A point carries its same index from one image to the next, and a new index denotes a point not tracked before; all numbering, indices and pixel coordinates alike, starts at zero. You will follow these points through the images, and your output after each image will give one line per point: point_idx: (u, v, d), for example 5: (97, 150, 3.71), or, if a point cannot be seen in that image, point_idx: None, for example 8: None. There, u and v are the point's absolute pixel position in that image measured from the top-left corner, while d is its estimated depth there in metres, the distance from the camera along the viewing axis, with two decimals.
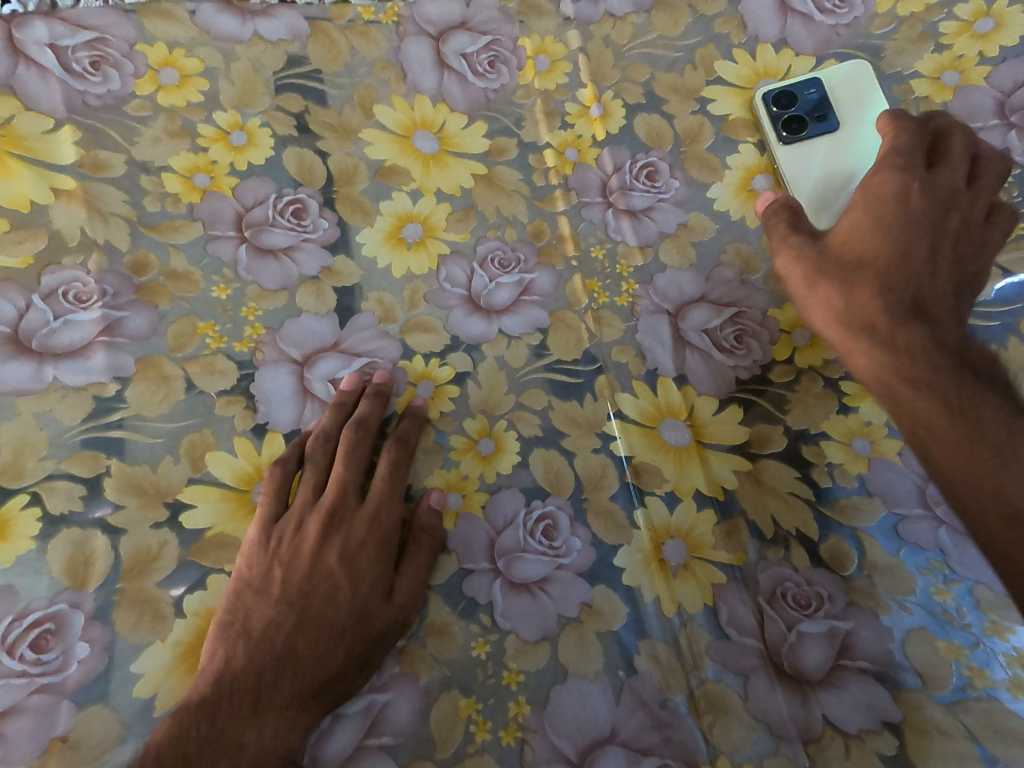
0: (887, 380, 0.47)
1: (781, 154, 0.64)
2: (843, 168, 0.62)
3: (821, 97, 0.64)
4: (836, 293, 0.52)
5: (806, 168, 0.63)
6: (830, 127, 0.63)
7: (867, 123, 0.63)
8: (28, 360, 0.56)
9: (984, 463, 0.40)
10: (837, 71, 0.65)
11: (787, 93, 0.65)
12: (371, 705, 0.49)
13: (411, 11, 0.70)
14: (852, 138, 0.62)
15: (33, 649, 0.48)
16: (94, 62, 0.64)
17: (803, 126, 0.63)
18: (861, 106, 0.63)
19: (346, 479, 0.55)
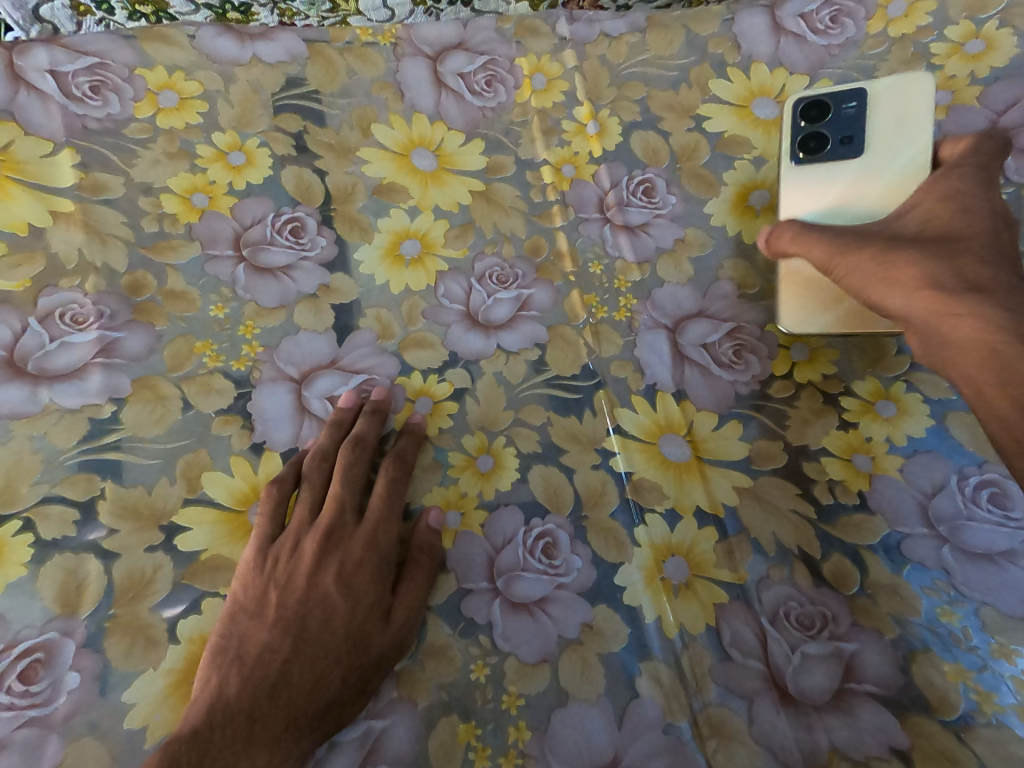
0: (966, 350, 0.45)
1: (788, 174, 0.61)
2: (847, 199, 0.58)
3: (856, 117, 0.58)
4: (901, 266, 0.49)
5: (810, 193, 0.60)
6: (850, 152, 0.58)
7: (895, 157, 0.57)
8: (23, 383, 0.56)
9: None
10: (889, 86, 0.58)
11: (821, 102, 0.60)
12: (368, 732, 0.48)
13: (407, 33, 0.71)
14: (871, 171, 0.58)
15: (22, 679, 0.47)
16: (94, 87, 0.65)
17: (822, 144, 0.59)
18: (897, 135, 0.57)
19: (342, 498, 0.55)
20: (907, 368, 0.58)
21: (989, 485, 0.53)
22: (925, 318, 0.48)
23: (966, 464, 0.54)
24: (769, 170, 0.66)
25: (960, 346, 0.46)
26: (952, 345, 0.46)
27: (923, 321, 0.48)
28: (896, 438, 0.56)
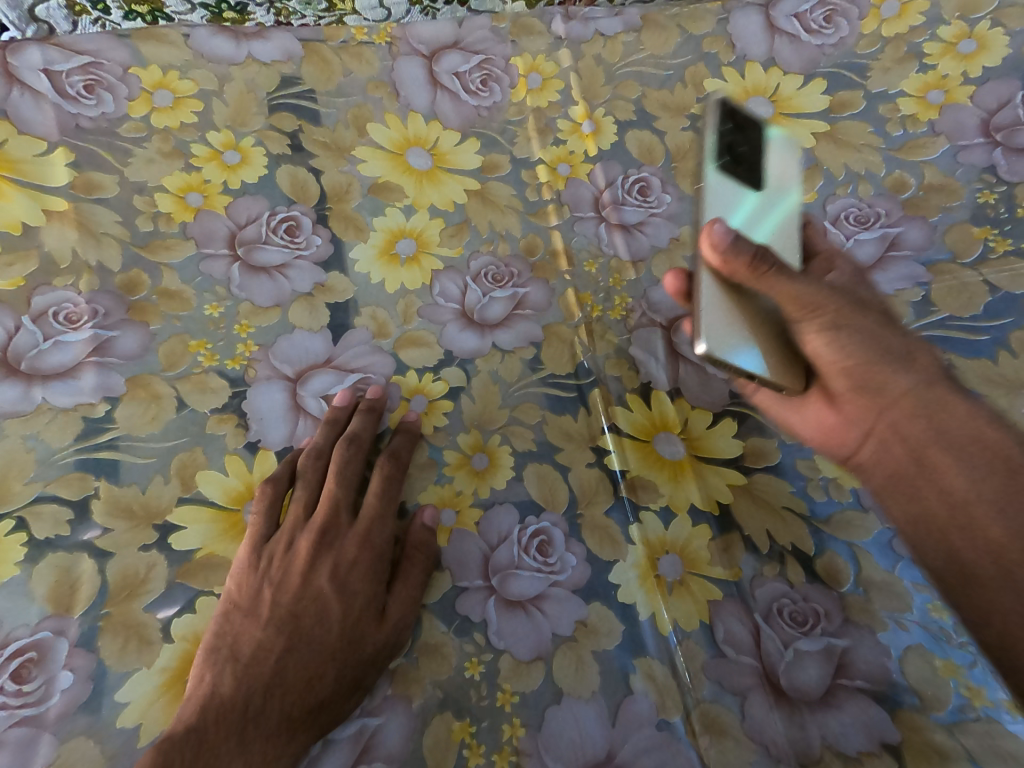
0: (978, 458, 0.41)
1: (709, 177, 0.46)
2: (760, 228, 0.47)
3: (755, 139, 0.48)
4: (902, 355, 0.45)
5: (731, 206, 0.46)
6: (757, 177, 0.48)
7: (784, 197, 0.49)
8: (17, 382, 0.56)
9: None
10: (775, 119, 0.50)
11: (731, 105, 0.47)
12: (362, 730, 0.48)
13: (403, 33, 0.71)
14: (772, 204, 0.48)
15: (14, 679, 0.47)
16: (89, 86, 0.65)
17: (734, 158, 0.47)
18: (784, 174, 0.50)
19: (337, 497, 0.55)
20: None
21: None
22: (920, 412, 0.43)
23: None
24: None
25: (966, 450, 0.41)
26: (955, 449, 0.42)
27: (919, 414, 0.43)
28: None
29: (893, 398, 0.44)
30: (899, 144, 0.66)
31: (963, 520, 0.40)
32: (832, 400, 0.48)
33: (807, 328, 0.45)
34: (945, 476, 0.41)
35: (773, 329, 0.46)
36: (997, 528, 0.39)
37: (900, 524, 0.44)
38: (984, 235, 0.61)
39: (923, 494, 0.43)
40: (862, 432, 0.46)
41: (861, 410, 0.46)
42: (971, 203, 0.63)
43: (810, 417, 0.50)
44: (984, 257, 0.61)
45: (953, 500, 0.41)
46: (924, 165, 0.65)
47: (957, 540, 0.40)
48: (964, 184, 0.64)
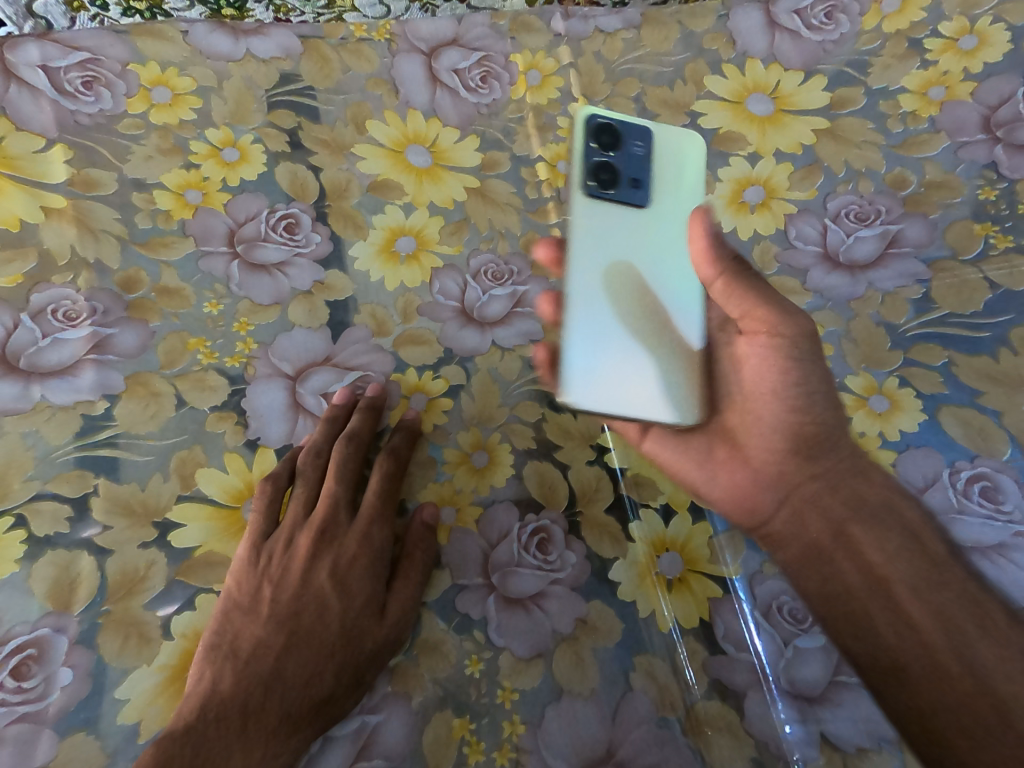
0: (891, 530, 0.42)
1: (579, 203, 0.49)
2: (639, 250, 0.50)
3: (644, 159, 0.51)
4: (834, 418, 0.45)
5: (602, 231, 0.49)
6: (641, 199, 0.50)
7: (677, 213, 0.51)
8: (16, 379, 0.56)
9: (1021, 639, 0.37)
10: (672, 137, 0.52)
11: (614, 129, 0.50)
12: (362, 727, 0.48)
13: (402, 30, 0.71)
14: (656, 222, 0.50)
15: (14, 676, 0.47)
16: (87, 83, 0.65)
17: (614, 180, 0.50)
18: (676, 189, 0.52)
19: (337, 495, 0.55)
20: (898, 364, 0.58)
21: (981, 480, 0.53)
22: (841, 484, 0.44)
23: (958, 458, 0.54)
24: (763, 167, 0.66)
25: (878, 521, 0.43)
26: (870, 520, 0.43)
27: (840, 486, 0.44)
28: (889, 433, 0.56)
29: (818, 466, 0.45)
30: (900, 140, 0.66)
31: (880, 595, 0.40)
32: (749, 461, 0.48)
33: (762, 350, 0.46)
34: (862, 549, 0.42)
35: (663, 366, 0.48)
36: (916, 605, 0.39)
37: (812, 599, 0.43)
38: (985, 231, 0.61)
39: (839, 566, 0.42)
40: (778, 498, 0.46)
41: (786, 473, 0.46)
42: (972, 199, 0.63)
43: (723, 478, 0.49)
44: (985, 254, 0.61)
45: (870, 574, 0.41)
46: (925, 162, 0.65)
47: (874, 616, 0.40)
48: (965, 180, 0.63)
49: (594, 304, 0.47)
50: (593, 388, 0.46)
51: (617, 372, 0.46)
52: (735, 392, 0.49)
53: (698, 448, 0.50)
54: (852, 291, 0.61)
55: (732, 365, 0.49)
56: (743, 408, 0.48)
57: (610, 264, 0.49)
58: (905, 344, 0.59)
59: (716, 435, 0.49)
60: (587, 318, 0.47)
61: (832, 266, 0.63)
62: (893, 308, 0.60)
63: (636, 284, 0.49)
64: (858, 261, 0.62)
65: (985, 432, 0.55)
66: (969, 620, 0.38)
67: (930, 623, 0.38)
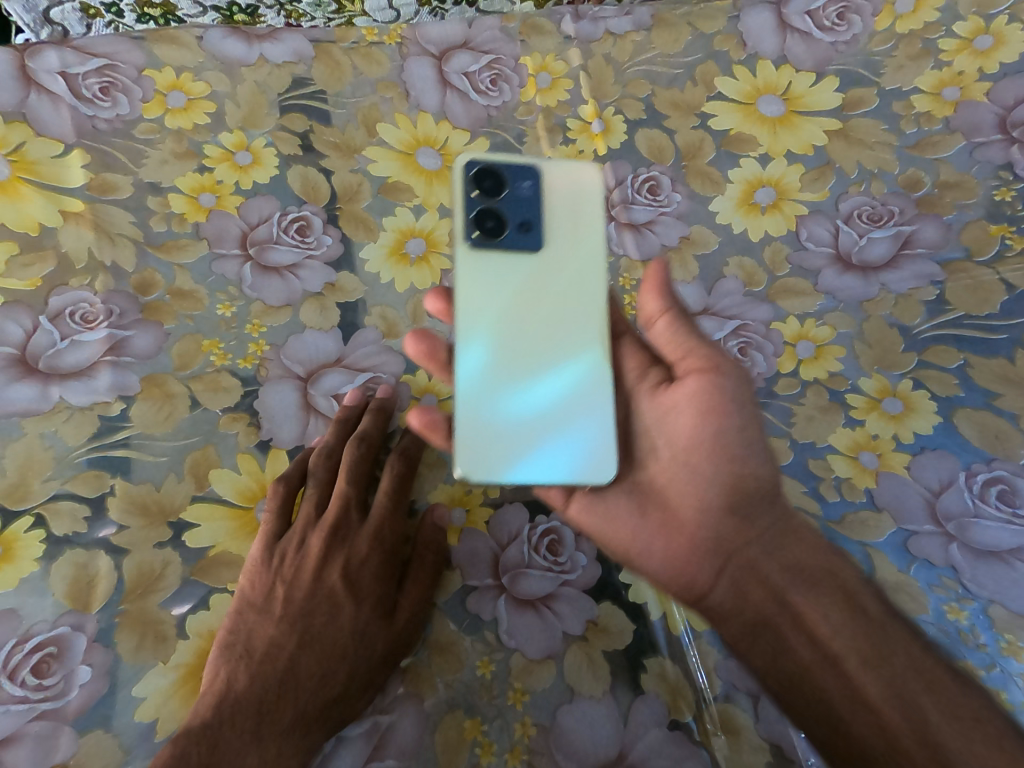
0: (831, 595, 0.41)
1: (462, 257, 0.47)
2: (526, 303, 0.48)
3: (533, 199, 0.48)
4: (769, 473, 0.43)
5: (485, 286, 0.47)
6: (531, 244, 0.48)
7: (573, 256, 0.48)
8: (34, 381, 0.57)
9: (970, 702, 0.37)
10: (567, 170, 0.49)
11: (497, 171, 0.48)
12: (375, 726, 0.49)
13: (413, 33, 0.71)
14: (550, 267, 0.48)
15: (34, 673, 0.48)
16: (104, 88, 0.66)
17: (500, 228, 0.48)
18: (574, 228, 0.49)
19: (348, 496, 0.56)
20: (913, 365, 0.58)
21: (998, 483, 0.53)
22: (777, 546, 0.43)
23: (974, 461, 0.54)
24: (774, 168, 0.66)
25: (817, 585, 0.42)
26: (810, 586, 0.42)
27: (778, 549, 0.43)
28: (902, 435, 0.56)
29: (755, 528, 0.43)
30: (913, 141, 0.66)
31: (835, 673, 0.39)
32: (684, 526, 0.44)
33: (700, 389, 0.42)
34: (808, 621, 0.41)
35: (563, 427, 0.46)
36: (869, 681, 0.38)
37: (765, 677, 0.42)
38: (1001, 232, 0.61)
39: (788, 641, 0.41)
40: (717, 568, 0.43)
41: (724, 537, 0.43)
42: (987, 200, 0.62)
43: (658, 548, 0.44)
44: (1000, 255, 0.60)
45: (822, 649, 0.40)
46: (939, 162, 0.64)
47: (830, 693, 0.39)
48: (980, 180, 0.63)
49: (482, 374, 0.46)
50: (482, 461, 0.46)
51: (508, 445, 0.46)
52: (662, 443, 0.45)
53: (628, 511, 0.45)
54: (864, 292, 0.61)
55: (663, 411, 0.45)
56: (674, 463, 0.44)
57: (496, 324, 0.47)
58: (919, 345, 0.59)
59: (644, 493, 0.45)
60: (471, 389, 0.46)
61: (844, 267, 0.62)
62: (907, 309, 0.60)
63: (528, 342, 0.47)
64: (871, 262, 0.62)
65: (1001, 435, 0.54)
66: (922, 691, 0.38)
67: (886, 701, 0.38)
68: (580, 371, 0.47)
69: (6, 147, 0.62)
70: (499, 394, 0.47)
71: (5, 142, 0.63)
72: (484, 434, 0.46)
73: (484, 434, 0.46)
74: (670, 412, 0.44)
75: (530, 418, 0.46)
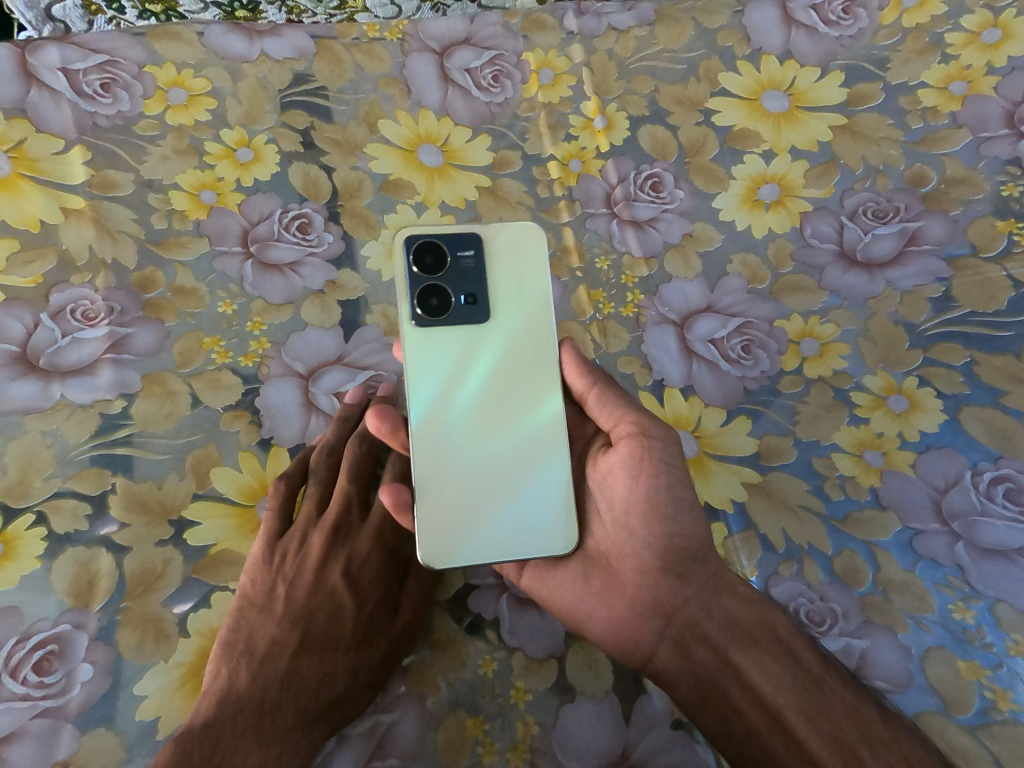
0: (768, 650, 0.45)
1: (409, 337, 0.51)
2: (475, 374, 0.51)
3: (474, 270, 0.52)
4: (700, 533, 0.47)
5: (432, 363, 0.51)
6: (475, 316, 0.51)
7: (517, 322, 0.52)
8: (36, 378, 0.56)
9: (899, 743, 0.42)
10: (505, 235, 0.52)
11: (437, 247, 0.51)
12: (376, 725, 0.48)
13: (414, 29, 0.71)
14: (496, 337, 0.52)
15: (36, 671, 0.47)
16: (105, 84, 0.65)
17: (444, 305, 0.51)
18: (517, 296, 0.52)
19: (349, 495, 0.57)
20: (918, 363, 0.57)
21: (1005, 481, 0.52)
22: (713, 605, 0.46)
23: (981, 459, 0.53)
24: (778, 164, 0.66)
25: (753, 642, 0.45)
26: (747, 644, 0.45)
27: (714, 608, 0.46)
28: (908, 433, 0.55)
29: (691, 588, 0.47)
30: (919, 136, 0.65)
31: (780, 730, 0.43)
32: (625, 589, 0.47)
33: (633, 454, 0.47)
34: (750, 678, 0.45)
35: (519, 501, 0.50)
36: (812, 735, 0.42)
37: (717, 739, 0.45)
38: (1009, 228, 0.60)
39: (735, 702, 0.44)
40: (659, 631, 0.46)
41: (663, 599, 0.47)
42: (994, 196, 0.62)
43: (602, 613, 0.48)
44: (1007, 251, 0.60)
45: (765, 707, 0.44)
46: (945, 158, 0.64)
47: (777, 751, 0.43)
48: (987, 176, 0.62)
49: (434, 455, 0.50)
50: (440, 539, 0.49)
51: (466, 520, 0.50)
52: (604, 509, 0.49)
53: (574, 577, 0.49)
54: (869, 289, 0.61)
55: (604, 479, 0.50)
56: (616, 527, 0.48)
57: (446, 401, 0.51)
58: (924, 342, 0.58)
59: (590, 561, 0.49)
60: (426, 468, 0.50)
61: (848, 264, 0.62)
62: (912, 307, 0.59)
63: (477, 415, 0.51)
64: (876, 259, 0.62)
65: (1008, 433, 0.54)
66: (858, 739, 0.42)
67: (827, 754, 0.42)
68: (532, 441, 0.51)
69: (7, 144, 0.62)
70: (452, 471, 0.50)
71: (6, 138, 0.62)
72: (444, 513, 0.49)
73: (444, 513, 0.49)
74: (610, 479, 0.49)
75: (484, 493, 0.50)
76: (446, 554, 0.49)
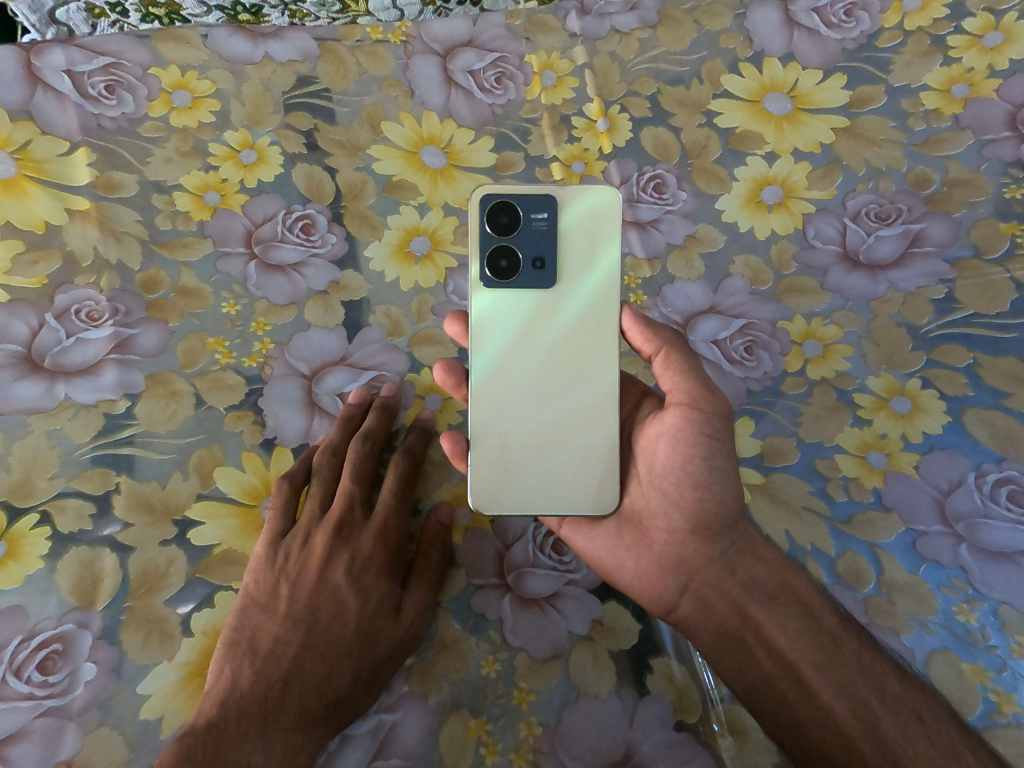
0: (790, 608, 0.45)
1: (477, 296, 0.51)
2: (537, 338, 0.51)
3: (547, 232, 0.50)
4: (733, 500, 0.46)
5: (497, 322, 0.51)
6: (543, 279, 0.51)
7: (587, 289, 0.50)
8: (40, 379, 0.57)
9: (910, 700, 0.42)
10: (581, 198, 0.50)
11: (511, 207, 0.50)
12: (379, 725, 0.49)
13: (418, 31, 0.70)
14: (563, 302, 0.51)
15: (39, 670, 0.48)
16: (109, 86, 0.65)
17: (513, 266, 0.50)
18: (587, 261, 0.51)
19: (352, 494, 0.57)
20: (921, 364, 0.58)
21: (1008, 483, 0.52)
22: (736, 564, 0.47)
23: (985, 461, 0.53)
24: (781, 166, 0.66)
25: (776, 602, 0.46)
26: (769, 603, 0.45)
27: (736, 568, 0.46)
28: (911, 435, 0.55)
29: (717, 549, 0.47)
30: (922, 138, 0.65)
31: (796, 682, 0.43)
32: (653, 546, 0.48)
33: (679, 421, 0.45)
34: (769, 632, 0.45)
35: (564, 464, 0.50)
36: (827, 688, 0.42)
37: (733, 687, 0.45)
38: (1012, 231, 0.60)
39: (752, 654, 0.44)
40: (682, 585, 0.47)
41: (688, 557, 0.47)
42: (997, 198, 0.62)
43: (630, 565, 0.48)
44: (1010, 253, 0.60)
45: (782, 660, 0.44)
46: (948, 160, 0.64)
47: (791, 701, 0.43)
48: (990, 178, 0.63)
49: (487, 412, 0.51)
50: (490, 488, 0.50)
51: (512, 478, 0.50)
52: (643, 471, 0.49)
53: (605, 532, 0.49)
54: (872, 291, 0.61)
55: (646, 440, 0.49)
56: (650, 488, 0.48)
57: (504, 360, 0.51)
58: (927, 344, 0.58)
59: (623, 517, 0.49)
60: (480, 423, 0.51)
61: (852, 266, 0.62)
62: (915, 308, 0.60)
63: (534, 377, 0.51)
64: (879, 261, 0.62)
65: (1012, 435, 0.53)
66: (872, 694, 0.42)
67: (842, 705, 0.42)
68: (581, 406, 0.51)
69: (12, 145, 0.63)
70: (503, 430, 0.51)
71: (11, 140, 0.63)
72: (491, 470, 0.51)
73: (491, 469, 0.51)
74: (652, 440, 0.48)
75: (533, 452, 0.51)
76: (494, 502, 0.50)
